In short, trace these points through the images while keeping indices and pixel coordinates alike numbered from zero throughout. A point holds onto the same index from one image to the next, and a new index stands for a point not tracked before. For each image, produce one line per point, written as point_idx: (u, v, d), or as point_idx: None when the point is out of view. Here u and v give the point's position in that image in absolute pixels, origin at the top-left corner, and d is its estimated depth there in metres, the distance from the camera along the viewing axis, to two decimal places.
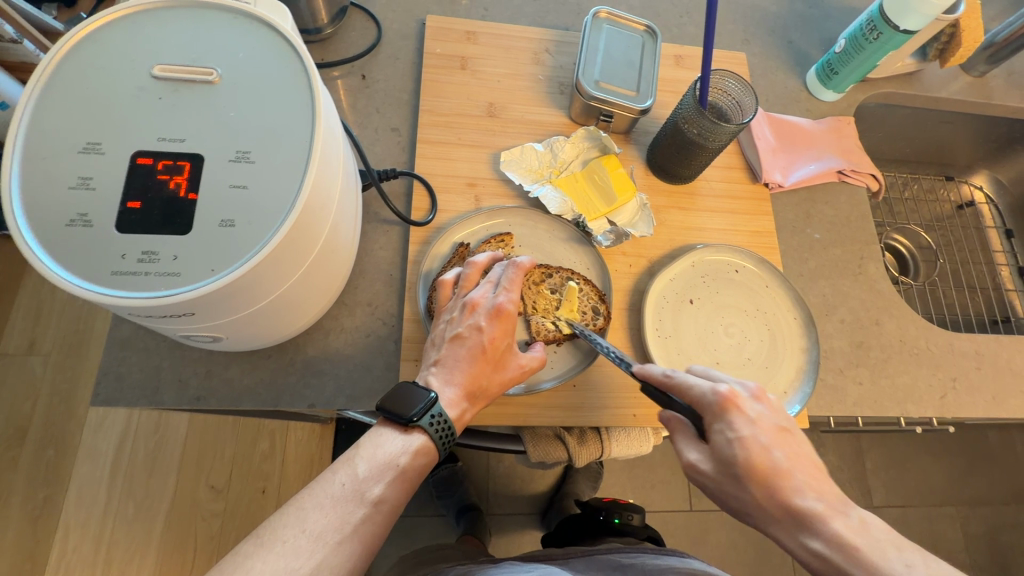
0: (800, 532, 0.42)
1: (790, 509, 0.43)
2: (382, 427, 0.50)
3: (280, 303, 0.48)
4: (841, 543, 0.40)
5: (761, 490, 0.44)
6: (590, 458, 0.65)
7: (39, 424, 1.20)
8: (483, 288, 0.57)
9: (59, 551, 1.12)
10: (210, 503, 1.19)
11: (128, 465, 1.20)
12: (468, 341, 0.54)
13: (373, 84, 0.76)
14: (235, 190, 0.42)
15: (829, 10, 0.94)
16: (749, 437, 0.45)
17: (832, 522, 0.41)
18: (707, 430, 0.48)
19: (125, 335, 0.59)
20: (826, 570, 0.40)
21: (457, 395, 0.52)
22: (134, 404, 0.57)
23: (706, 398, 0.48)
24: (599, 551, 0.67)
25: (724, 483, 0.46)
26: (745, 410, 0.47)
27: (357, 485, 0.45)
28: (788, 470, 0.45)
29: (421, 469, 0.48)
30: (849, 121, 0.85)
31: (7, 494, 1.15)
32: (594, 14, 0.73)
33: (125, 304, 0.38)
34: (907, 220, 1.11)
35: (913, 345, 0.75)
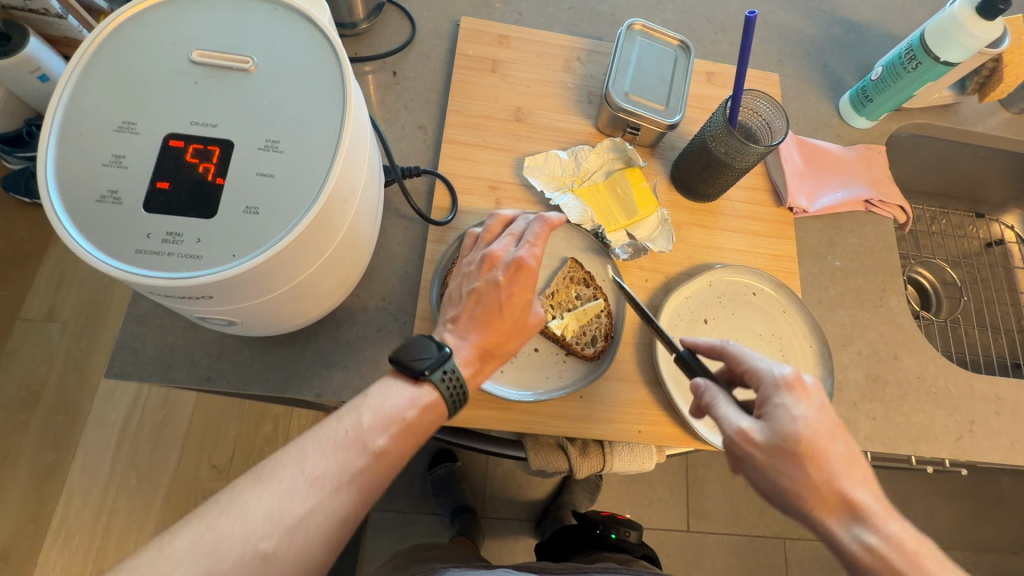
0: (852, 523, 0.44)
1: (845, 500, 0.44)
2: (390, 378, 0.49)
3: (297, 291, 0.49)
4: (899, 543, 0.42)
5: (820, 476, 0.44)
6: (589, 470, 0.68)
7: (52, 389, 1.23)
8: (503, 244, 0.57)
9: (63, 515, 1.15)
10: (211, 482, 1.21)
11: (135, 436, 1.22)
12: (485, 296, 0.54)
13: (402, 82, 0.76)
14: (262, 177, 0.42)
15: (867, 36, 0.93)
16: (814, 421, 0.45)
17: (887, 523, 0.43)
18: (766, 407, 0.47)
19: (142, 311, 0.60)
20: (876, 564, 0.42)
21: (471, 353, 0.52)
22: (145, 380, 0.58)
23: (774, 375, 0.48)
24: (593, 566, 0.65)
25: (780, 463, 0.44)
26: (810, 396, 0.47)
27: (360, 434, 0.45)
28: (848, 464, 0.45)
29: (426, 426, 0.48)
30: (880, 150, 0.84)
31: (15, 456, 1.18)
32: (629, 25, 0.73)
33: (147, 283, 0.38)
34: (931, 255, 1.09)
35: (929, 384, 0.73)
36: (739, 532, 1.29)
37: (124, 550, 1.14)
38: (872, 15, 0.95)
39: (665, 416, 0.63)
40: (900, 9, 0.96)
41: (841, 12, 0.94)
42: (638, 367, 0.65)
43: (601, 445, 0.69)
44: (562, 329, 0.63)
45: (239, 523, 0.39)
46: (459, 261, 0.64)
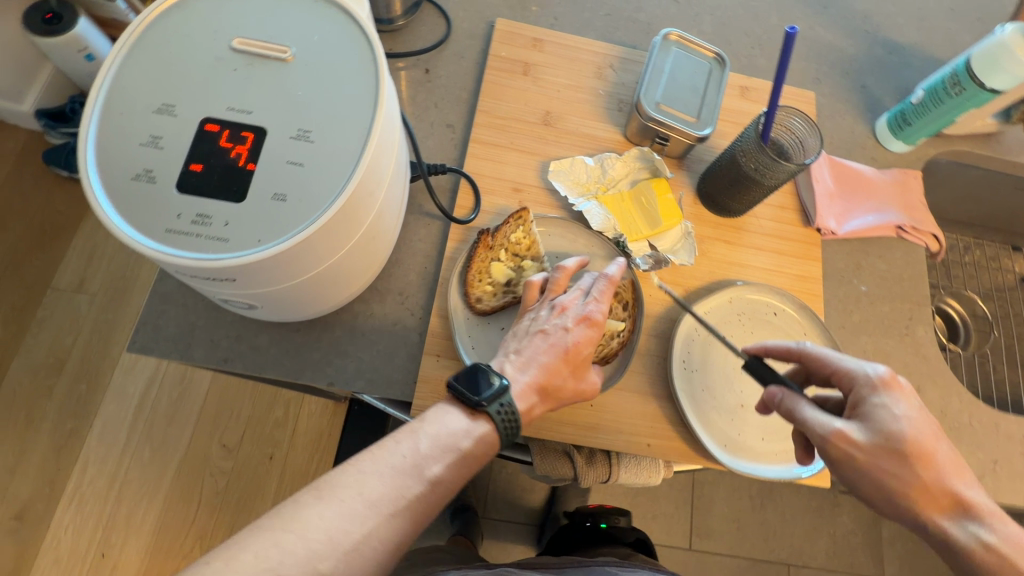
0: (963, 520, 0.43)
1: (954, 497, 0.44)
2: (446, 407, 0.50)
3: (317, 280, 0.49)
4: (1017, 540, 0.41)
5: (929, 476, 0.44)
6: (595, 480, 0.68)
7: (77, 358, 1.26)
8: (575, 293, 0.57)
9: (78, 481, 1.19)
10: (221, 461, 1.23)
11: (152, 410, 1.25)
12: (552, 338, 0.54)
13: (434, 79, 0.77)
14: (292, 165, 0.43)
15: (909, 58, 0.91)
16: (917, 420, 0.45)
17: (1002, 520, 0.43)
18: (862, 408, 0.47)
19: (167, 289, 0.62)
20: (995, 563, 0.41)
21: (527, 390, 0.52)
22: (164, 356, 0.60)
23: (866, 376, 0.47)
24: (597, 564, 0.66)
25: (883, 463, 0.44)
26: (907, 394, 0.46)
27: (418, 460, 0.45)
28: (954, 462, 0.45)
29: (479, 455, 0.48)
30: (916, 176, 0.82)
31: (39, 420, 1.22)
32: (664, 35, 0.72)
33: (175, 262, 0.39)
34: (961, 286, 1.06)
35: (952, 419, 0.71)
36: (744, 555, 1.27)
37: (134, 520, 1.17)
38: (916, 36, 0.93)
39: (674, 431, 0.63)
40: (946, 32, 0.94)
41: (884, 32, 0.92)
42: (651, 380, 0.64)
43: (608, 456, 0.69)
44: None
45: (300, 544, 0.38)
46: (477, 256, 0.63)
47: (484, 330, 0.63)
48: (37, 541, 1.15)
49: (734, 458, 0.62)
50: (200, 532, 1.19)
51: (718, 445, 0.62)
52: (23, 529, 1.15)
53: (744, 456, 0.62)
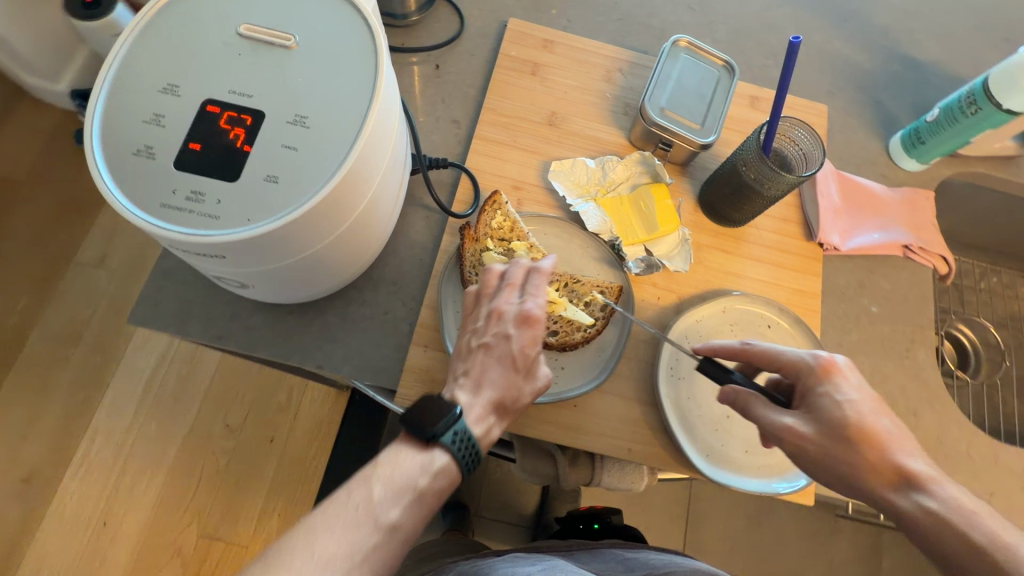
0: (910, 491, 0.42)
1: (900, 470, 0.43)
2: (399, 447, 0.48)
3: (308, 264, 0.50)
4: (961, 505, 0.40)
5: (872, 452, 0.44)
6: (577, 481, 0.70)
7: (94, 331, 1.31)
8: (509, 293, 0.55)
9: (87, 450, 1.23)
10: (223, 440, 1.27)
11: (160, 386, 1.29)
12: (496, 349, 0.53)
13: (444, 75, 0.78)
14: (286, 149, 0.44)
15: (927, 77, 0.89)
16: (856, 401, 0.46)
17: (947, 486, 0.42)
18: (806, 395, 0.48)
19: (169, 266, 0.64)
20: (941, 528, 0.40)
21: (483, 411, 0.51)
22: (162, 330, 0.62)
23: (807, 363, 0.48)
24: (603, 548, 0.69)
25: (826, 446, 0.45)
26: (847, 376, 0.47)
27: (373, 507, 0.43)
28: (898, 436, 0.45)
29: (441, 491, 0.47)
30: (927, 195, 0.80)
31: (53, 387, 1.26)
32: (674, 41, 0.72)
33: (167, 236, 0.41)
34: (974, 312, 1.03)
35: (948, 447, 0.69)
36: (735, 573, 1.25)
37: (136, 492, 1.21)
38: (937, 54, 0.91)
39: (657, 437, 0.62)
40: (970, 52, 0.92)
41: (904, 49, 0.91)
42: (637, 385, 0.64)
43: (592, 459, 0.70)
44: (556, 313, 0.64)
45: None
46: (466, 253, 0.63)
47: None
48: (43, 504, 1.19)
49: (715, 468, 0.61)
50: (198, 508, 1.23)
51: (700, 454, 0.62)
52: (29, 493, 1.19)
53: (726, 467, 0.62)
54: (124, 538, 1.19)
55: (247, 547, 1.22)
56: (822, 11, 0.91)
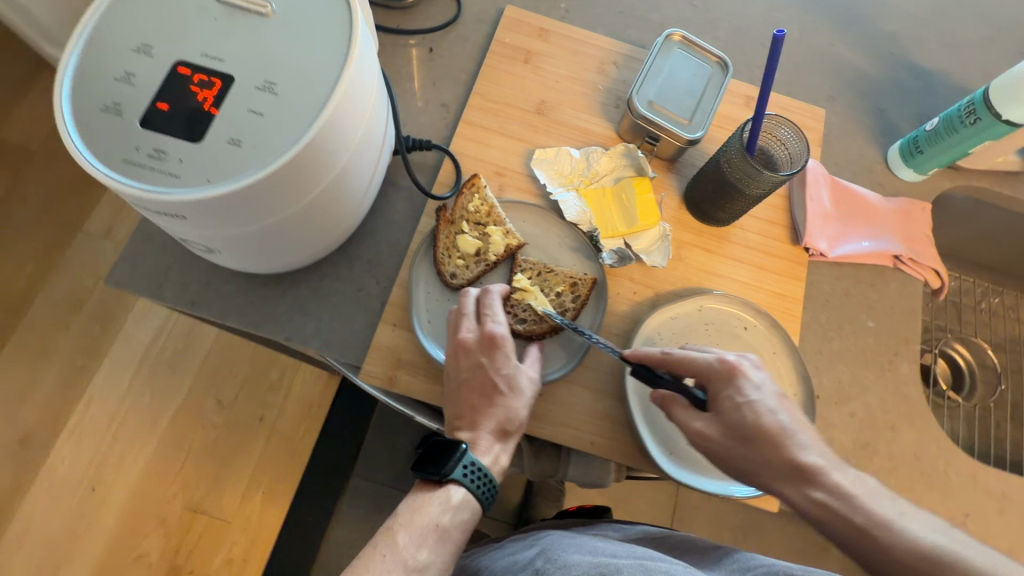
0: (803, 484, 0.48)
1: (794, 465, 0.49)
2: (419, 492, 0.55)
3: (273, 232, 0.50)
4: (844, 492, 0.47)
5: (771, 450, 0.50)
6: (541, 471, 0.73)
7: (95, 299, 1.33)
8: (469, 324, 0.59)
9: (81, 415, 1.25)
10: (214, 416, 1.28)
11: (156, 357, 1.30)
12: (476, 381, 0.58)
13: (437, 59, 0.78)
14: (252, 114, 0.44)
15: (933, 86, 0.87)
16: (757, 403, 0.51)
17: (833, 475, 0.48)
18: (715, 398, 0.52)
19: (149, 229, 0.65)
20: (827, 515, 0.47)
21: (487, 440, 0.57)
22: (137, 292, 0.63)
23: (714, 368, 0.53)
24: (600, 525, 0.75)
25: (731, 446, 0.51)
26: (750, 377, 0.52)
27: (402, 553, 0.50)
28: (794, 430, 0.50)
29: (463, 524, 0.54)
30: (922, 207, 0.78)
31: (54, 351, 1.29)
32: (668, 35, 0.70)
33: (126, 190, 0.41)
34: (972, 332, 1.01)
35: (926, 464, 0.67)
36: None
37: (125, 460, 1.23)
38: (946, 64, 0.89)
39: (620, 432, 0.62)
40: (981, 63, 0.89)
41: (911, 57, 0.89)
42: (604, 378, 0.63)
43: (557, 452, 0.73)
44: (526, 300, 0.63)
45: None
46: (440, 234, 0.64)
47: (443, 306, 0.63)
48: (36, 465, 1.21)
49: (678, 467, 0.61)
50: (185, 480, 1.24)
51: (663, 452, 0.61)
52: (25, 453, 1.22)
53: (688, 466, 0.61)
54: (111, 505, 1.21)
55: (229, 522, 1.22)
56: (829, 15, 0.90)
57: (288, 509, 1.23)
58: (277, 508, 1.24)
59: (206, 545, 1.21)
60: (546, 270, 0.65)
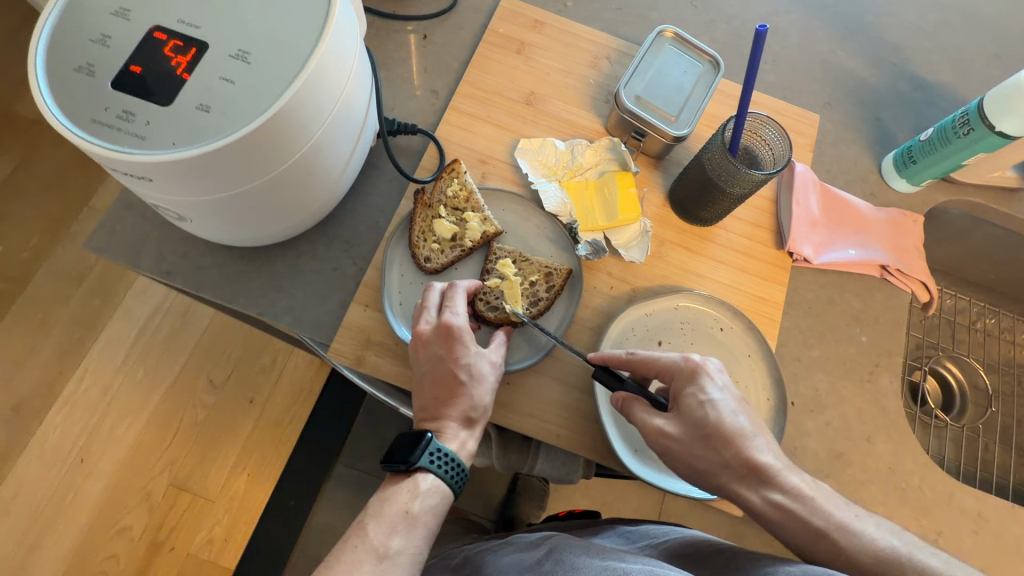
0: (761, 486, 0.49)
1: (754, 467, 0.49)
2: (388, 486, 0.54)
3: (244, 203, 0.51)
4: (799, 493, 0.48)
5: (732, 451, 0.49)
6: (508, 463, 0.72)
7: (96, 275, 1.33)
8: (429, 314, 0.59)
9: (74, 387, 1.26)
10: (207, 396, 1.28)
11: (153, 335, 1.31)
12: (436, 371, 0.57)
13: (430, 46, 0.78)
14: (223, 82, 0.45)
15: (933, 98, 0.86)
16: (720, 403, 0.51)
17: (790, 477, 0.49)
18: (678, 397, 0.52)
19: (132, 198, 0.65)
20: (785, 517, 0.48)
21: (450, 428, 0.55)
22: (115, 259, 0.63)
23: (679, 366, 0.53)
24: (605, 525, 0.73)
25: (692, 447, 0.51)
26: (714, 377, 0.52)
27: (371, 544, 0.49)
28: (753, 432, 0.51)
29: (433, 510, 0.53)
30: (914, 218, 0.76)
31: (52, 322, 1.30)
32: (659, 32, 0.70)
33: (92, 149, 0.42)
34: (965, 352, 0.99)
35: (900, 478, 0.66)
36: None
37: (114, 434, 1.24)
38: (948, 77, 0.88)
39: (586, 426, 0.61)
40: (985, 78, 0.88)
41: (913, 68, 0.88)
42: (574, 371, 0.63)
43: (527, 444, 0.73)
44: (499, 287, 0.63)
45: None
46: (417, 217, 0.64)
47: (416, 289, 0.64)
48: (26, 433, 1.22)
49: (642, 465, 0.60)
50: (172, 458, 1.24)
51: (628, 449, 0.60)
52: (16, 421, 1.23)
53: (652, 465, 0.60)
54: (97, 477, 1.21)
55: (213, 501, 1.23)
56: (832, 22, 0.89)
57: (273, 491, 1.23)
58: (262, 489, 1.24)
59: (189, 523, 1.21)
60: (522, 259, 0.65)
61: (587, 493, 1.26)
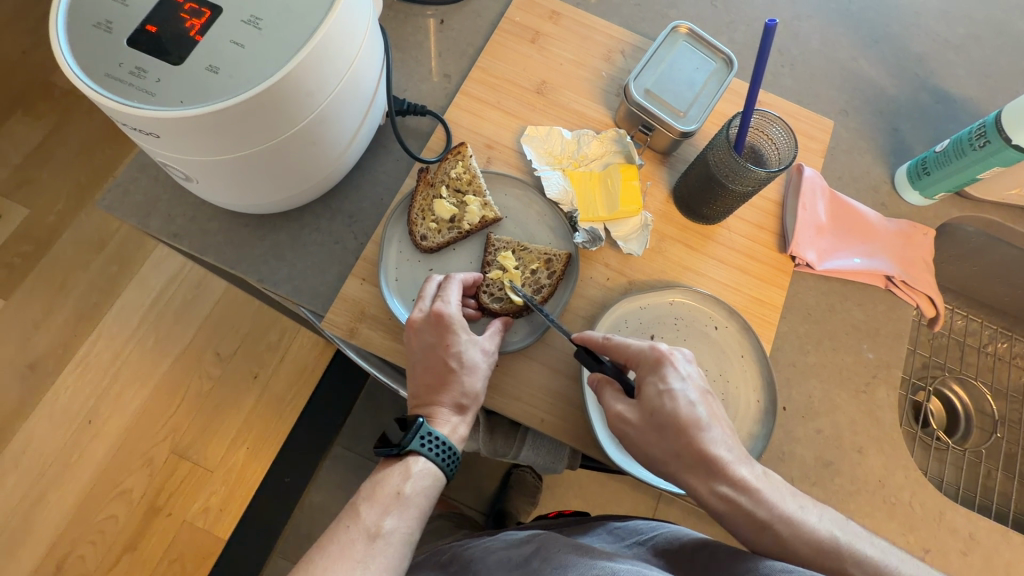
0: (711, 478, 0.49)
1: (706, 459, 0.49)
2: (381, 469, 0.55)
3: (249, 168, 0.52)
4: (747, 487, 0.48)
5: (685, 443, 0.49)
6: (495, 447, 0.72)
7: (116, 242, 1.36)
8: (422, 304, 0.59)
9: (87, 349, 1.29)
10: (212, 366, 1.30)
11: (166, 304, 1.33)
12: (429, 357, 0.57)
13: (446, 31, 0.79)
14: (234, 46, 0.46)
15: (955, 112, 0.84)
16: (680, 393, 0.50)
17: (739, 470, 0.49)
18: (640, 385, 0.52)
19: (146, 161, 0.67)
20: (731, 509, 0.48)
21: (443, 413, 0.56)
22: (126, 219, 0.65)
23: (645, 354, 0.53)
24: (596, 521, 0.71)
25: (649, 434, 0.51)
26: (678, 368, 0.51)
27: (363, 525, 0.50)
28: (710, 425, 0.50)
29: (425, 492, 0.53)
30: (926, 231, 0.75)
31: (71, 286, 1.33)
32: (674, 27, 0.69)
33: (103, 102, 0.44)
34: (973, 374, 0.96)
35: (889, 492, 0.66)
36: None
37: (121, 399, 1.26)
38: (973, 91, 0.86)
39: (571, 413, 0.62)
40: (1011, 94, 0.86)
41: (937, 80, 0.86)
42: (564, 358, 0.63)
43: (515, 429, 0.73)
44: (502, 278, 0.63)
45: None
46: (418, 195, 0.65)
47: (413, 266, 0.64)
48: (39, 392, 1.26)
49: (624, 455, 0.60)
50: (175, 425, 1.26)
51: (611, 439, 0.60)
52: (32, 379, 1.26)
53: (634, 456, 0.60)
54: (102, 439, 1.24)
55: (211, 471, 1.24)
56: (856, 29, 0.87)
57: (269, 467, 1.24)
58: (259, 463, 1.24)
59: (187, 490, 1.23)
60: (522, 248, 0.65)
61: (579, 493, 1.25)
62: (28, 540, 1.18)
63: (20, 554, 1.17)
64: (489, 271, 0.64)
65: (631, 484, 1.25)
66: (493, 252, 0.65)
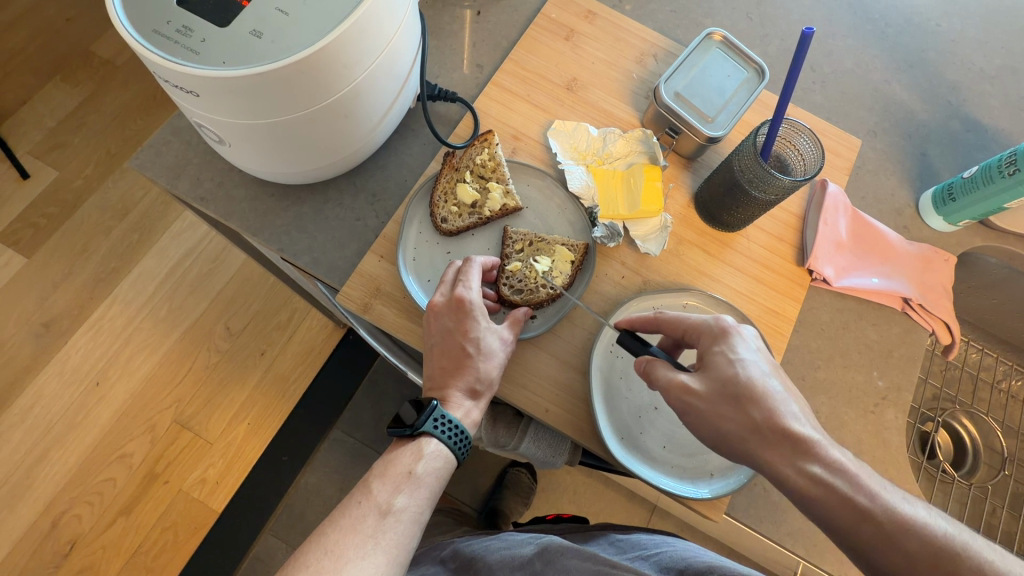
0: (799, 456, 0.44)
1: (788, 431, 0.45)
2: (393, 449, 0.55)
3: (281, 133, 0.53)
4: (838, 467, 0.44)
5: (762, 415, 0.46)
6: (499, 436, 0.73)
7: (139, 211, 1.38)
8: (443, 288, 0.59)
9: (101, 313, 1.31)
10: (222, 338, 1.31)
11: (182, 276, 1.35)
12: (445, 341, 0.58)
13: (482, 22, 0.80)
14: (278, 13, 0.47)
15: (985, 143, 0.84)
16: (750, 364, 0.49)
17: (830, 450, 0.45)
18: (707, 355, 0.51)
19: (180, 125, 0.69)
20: (822, 490, 0.43)
21: (458, 397, 0.56)
22: (156, 177, 0.67)
23: (708, 326, 0.52)
24: (596, 529, 0.70)
25: (720, 404, 0.48)
26: (744, 339, 0.51)
27: (374, 501, 0.50)
28: (786, 398, 0.48)
29: (437, 473, 0.54)
30: (947, 257, 0.73)
31: (92, 250, 1.35)
32: (708, 33, 0.69)
33: (146, 54, 0.45)
34: (984, 410, 0.94)
35: None
36: None
37: (131, 364, 1.28)
38: (1005, 123, 0.85)
39: (576, 406, 0.62)
40: None
41: (969, 109, 0.85)
42: (573, 351, 0.63)
43: (521, 420, 0.74)
44: (520, 270, 0.64)
45: None
46: (442, 178, 0.67)
47: (431, 248, 0.65)
48: (51, 350, 1.28)
49: (627, 453, 0.60)
50: (180, 394, 1.27)
51: (615, 435, 0.60)
52: (45, 337, 1.29)
53: (637, 455, 0.60)
54: (107, 402, 1.25)
55: (211, 443, 1.25)
56: (891, 51, 0.87)
57: (268, 444, 1.25)
58: (259, 438, 1.25)
59: (186, 459, 1.24)
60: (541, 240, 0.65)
61: (574, 497, 1.24)
62: (27, 495, 1.20)
63: (20, 508, 1.19)
64: (507, 262, 0.65)
65: (628, 493, 1.23)
66: (511, 243, 0.65)
